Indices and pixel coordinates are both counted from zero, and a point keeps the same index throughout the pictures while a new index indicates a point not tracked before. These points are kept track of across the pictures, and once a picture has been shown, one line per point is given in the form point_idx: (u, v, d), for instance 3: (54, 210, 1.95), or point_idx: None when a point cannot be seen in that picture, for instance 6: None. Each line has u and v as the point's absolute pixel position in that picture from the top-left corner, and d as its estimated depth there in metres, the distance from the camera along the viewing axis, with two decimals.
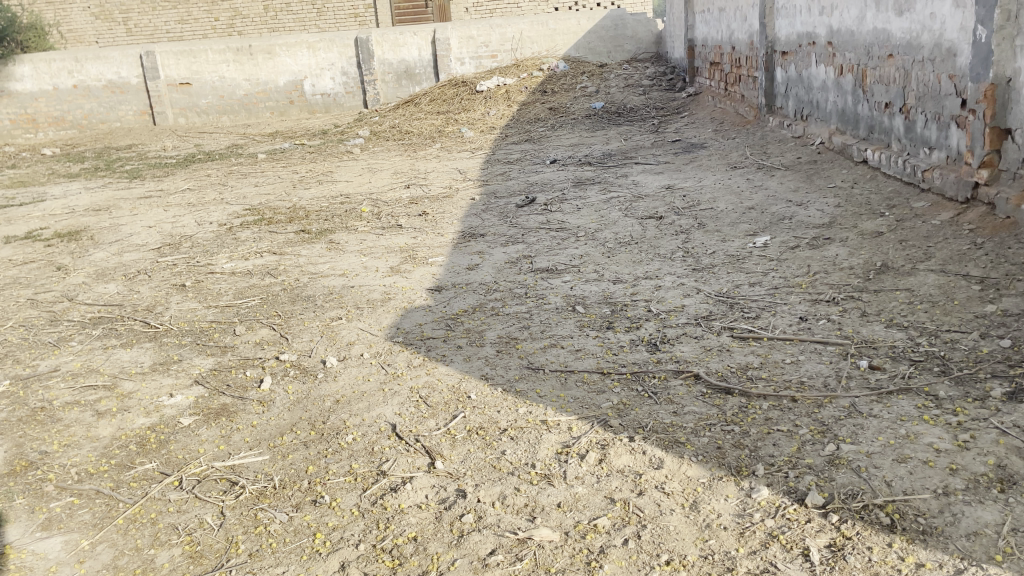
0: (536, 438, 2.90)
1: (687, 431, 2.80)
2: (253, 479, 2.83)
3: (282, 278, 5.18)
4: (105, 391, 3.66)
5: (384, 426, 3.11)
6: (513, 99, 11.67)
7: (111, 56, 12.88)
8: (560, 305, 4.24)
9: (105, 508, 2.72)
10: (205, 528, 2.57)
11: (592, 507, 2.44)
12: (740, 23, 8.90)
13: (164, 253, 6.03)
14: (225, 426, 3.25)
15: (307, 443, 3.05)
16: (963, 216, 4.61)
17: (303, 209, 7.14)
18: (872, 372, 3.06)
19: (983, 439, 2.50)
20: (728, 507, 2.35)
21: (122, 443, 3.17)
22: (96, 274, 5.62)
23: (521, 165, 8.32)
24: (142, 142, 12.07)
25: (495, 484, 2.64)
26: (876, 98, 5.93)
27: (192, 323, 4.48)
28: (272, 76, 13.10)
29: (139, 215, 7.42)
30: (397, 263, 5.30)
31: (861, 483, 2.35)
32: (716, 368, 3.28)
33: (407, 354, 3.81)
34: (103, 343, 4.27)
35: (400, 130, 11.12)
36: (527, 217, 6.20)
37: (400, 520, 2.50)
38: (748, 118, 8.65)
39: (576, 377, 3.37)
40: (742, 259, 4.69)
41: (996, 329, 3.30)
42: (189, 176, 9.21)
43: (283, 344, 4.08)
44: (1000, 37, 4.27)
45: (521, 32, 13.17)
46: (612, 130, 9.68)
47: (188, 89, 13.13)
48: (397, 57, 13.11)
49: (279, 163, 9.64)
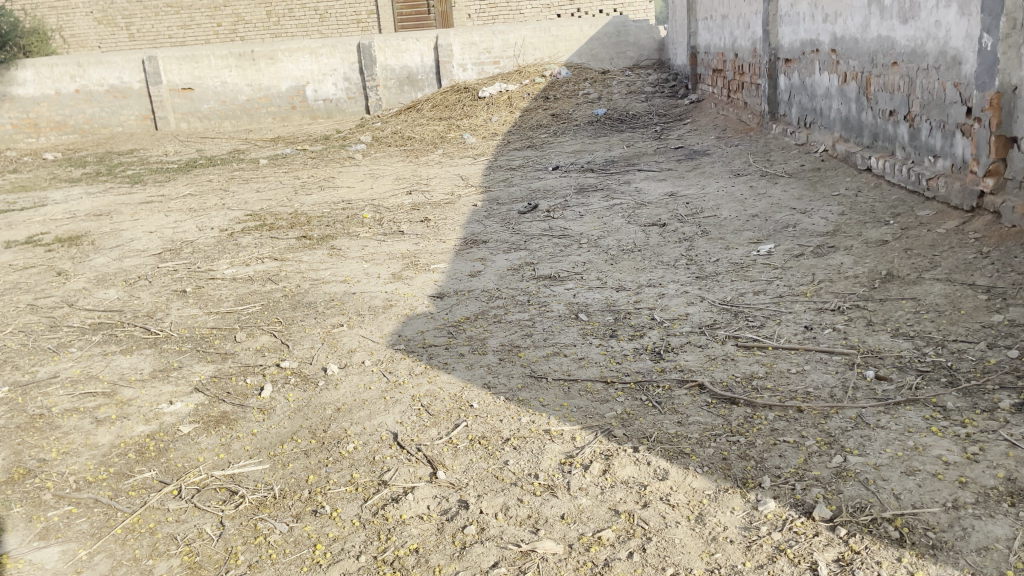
0: (539, 447, 2.87)
1: (692, 441, 2.78)
2: (253, 488, 2.80)
3: (283, 284, 5.15)
4: (105, 398, 3.63)
5: (385, 435, 3.08)
6: (515, 105, 11.65)
7: (113, 61, 12.88)
8: (563, 313, 4.21)
9: (103, 517, 2.69)
10: (203, 539, 2.54)
11: (596, 519, 2.41)
12: (743, 31, 8.92)
13: (165, 258, 6.02)
14: (225, 434, 3.22)
15: (307, 451, 3.03)
16: (969, 225, 4.58)
17: (304, 215, 7.12)
18: (878, 383, 3.03)
19: (993, 451, 2.47)
20: (735, 519, 2.31)
21: (121, 451, 3.14)
22: (97, 280, 5.60)
23: (523, 171, 8.30)
24: (144, 147, 12.06)
25: (498, 495, 2.60)
26: (880, 105, 5.91)
27: (192, 329, 4.45)
28: (274, 81, 13.10)
29: (141, 220, 7.42)
30: (399, 270, 5.28)
31: (869, 496, 2.32)
32: (721, 377, 3.25)
33: (409, 361, 3.78)
34: (104, 349, 4.25)
35: (402, 136, 11.11)
36: (530, 223, 6.17)
37: (402, 532, 2.47)
38: (750, 125, 8.65)
39: (579, 386, 3.33)
40: (746, 267, 4.66)
41: (1003, 338, 3.27)
42: (190, 181, 9.19)
43: (284, 351, 4.05)
44: (1006, 45, 4.25)
45: (523, 39, 13.18)
46: (614, 137, 9.67)
47: (190, 94, 13.14)
48: (400, 63, 13.13)
49: (281, 168, 9.63)
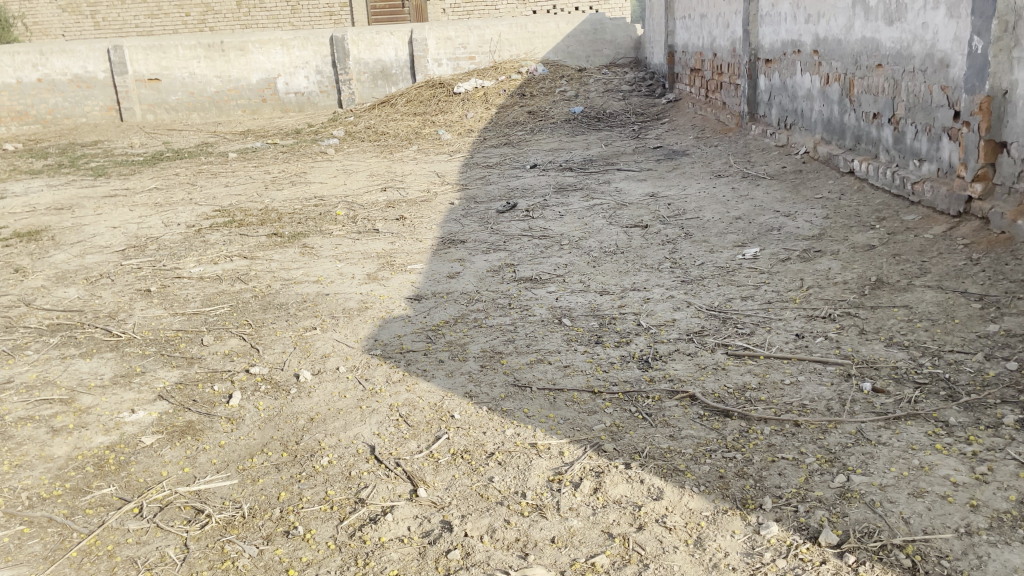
0: (526, 463, 2.73)
1: (686, 458, 2.65)
2: (220, 507, 2.62)
3: (253, 284, 4.95)
4: (61, 406, 3.42)
5: (362, 448, 2.92)
6: (491, 101, 11.49)
7: (77, 50, 12.47)
8: (545, 318, 4.07)
9: (57, 539, 2.50)
10: (166, 563, 2.35)
11: (589, 544, 2.27)
12: (722, 30, 8.84)
13: (128, 255, 5.78)
14: (190, 446, 3.04)
15: (279, 465, 2.85)
16: (956, 230, 4.51)
17: (275, 211, 6.90)
18: (876, 396, 2.92)
19: (1002, 471, 2.36)
20: (736, 544, 2.19)
21: (79, 464, 2.94)
22: (56, 277, 5.35)
23: (501, 168, 8.15)
24: (109, 139, 11.69)
25: (483, 516, 2.45)
26: (863, 108, 5.85)
27: (156, 331, 4.24)
28: (244, 73, 12.80)
29: (104, 214, 7.14)
30: (375, 270, 5.10)
31: (877, 520, 2.21)
32: (713, 389, 3.13)
33: (386, 368, 3.61)
34: (61, 352, 4.02)
35: (376, 131, 10.90)
36: (509, 223, 6.02)
37: (381, 556, 2.31)
38: (728, 126, 8.58)
39: (565, 396, 3.19)
40: (732, 271, 4.56)
41: (1001, 350, 3.19)
42: (156, 174, 8.90)
43: (254, 356, 3.86)
44: (996, 48, 4.18)
45: (499, 35, 13.02)
46: (592, 135, 9.56)
47: (157, 85, 12.76)
48: (373, 56, 12.90)
49: (251, 163, 9.38)
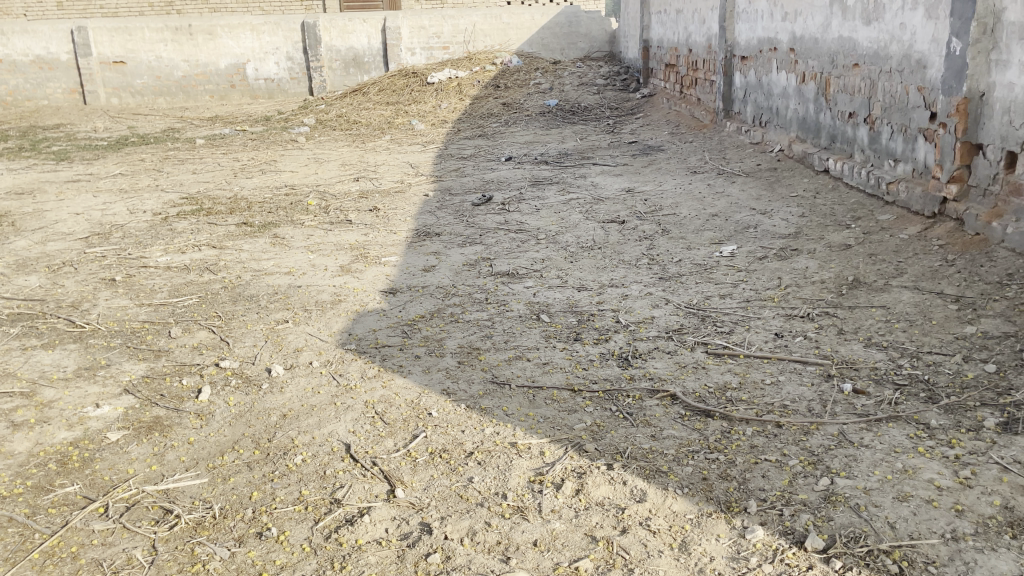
0: (506, 463, 2.68)
1: (669, 459, 2.62)
2: (189, 507, 2.53)
3: (222, 275, 4.82)
4: (22, 399, 3.29)
5: (337, 446, 2.84)
6: (465, 91, 11.39)
7: (39, 30, 12.13)
8: (523, 313, 4.01)
9: (18, 539, 2.39)
10: (133, 566, 2.26)
11: (572, 547, 2.23)
12: (698, 26, 8.83)
13: (92, 243, 5.60)
14: (158, 443, 2.93)
15: (251, 464, 2.76)
16: (931, 231, 4.54)
17: (245, 200, 6.75)
18: (856, 397, 2.92)
19: (985, 475, 2.37)
20: (721, 549, 2.16)
21: (40, 461, 2.82)
22: (16, 265, 5.17)
23: (476, 160, 8.07)
24: (72, 123, 11.39)
25: (463, 518, 2.40)
26: (839, 107, 5.87)
27: (122, 322, 4.10)
28: (212, 58, 12.54)
29: (66, 200, 6.94)
30: (348, 262, 5.00)
31: (862, 524, 2.20)
32: (694, 388, 3.10)
33: (360, 363, 3.53)
34: (22, 343, 3.88)
35: (348, 119, 10.74)
36: (484, 216, 5.96)
37: (358, 560, 2.24)
38: (703, 121, 8.59)
39: (544, 394, 3.14)
40: (710, 268, 4.54)
41: (978, 351, 3.21)
42: (121, 160, 8.68)
43: (224, 349, 3.76)
44: (974, 51, 4.19)
45: (474, 25, 12.92)
46: (567, 128, 9.51)
47: (122, 68, 12.44)
48: (345, 44, 12.71)
49: (219, 149, 9.18)
